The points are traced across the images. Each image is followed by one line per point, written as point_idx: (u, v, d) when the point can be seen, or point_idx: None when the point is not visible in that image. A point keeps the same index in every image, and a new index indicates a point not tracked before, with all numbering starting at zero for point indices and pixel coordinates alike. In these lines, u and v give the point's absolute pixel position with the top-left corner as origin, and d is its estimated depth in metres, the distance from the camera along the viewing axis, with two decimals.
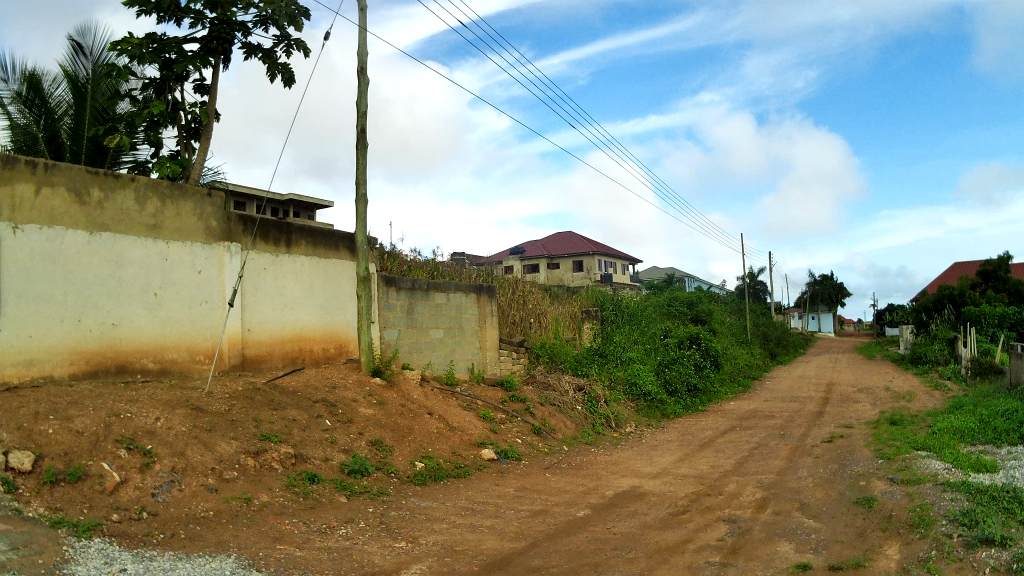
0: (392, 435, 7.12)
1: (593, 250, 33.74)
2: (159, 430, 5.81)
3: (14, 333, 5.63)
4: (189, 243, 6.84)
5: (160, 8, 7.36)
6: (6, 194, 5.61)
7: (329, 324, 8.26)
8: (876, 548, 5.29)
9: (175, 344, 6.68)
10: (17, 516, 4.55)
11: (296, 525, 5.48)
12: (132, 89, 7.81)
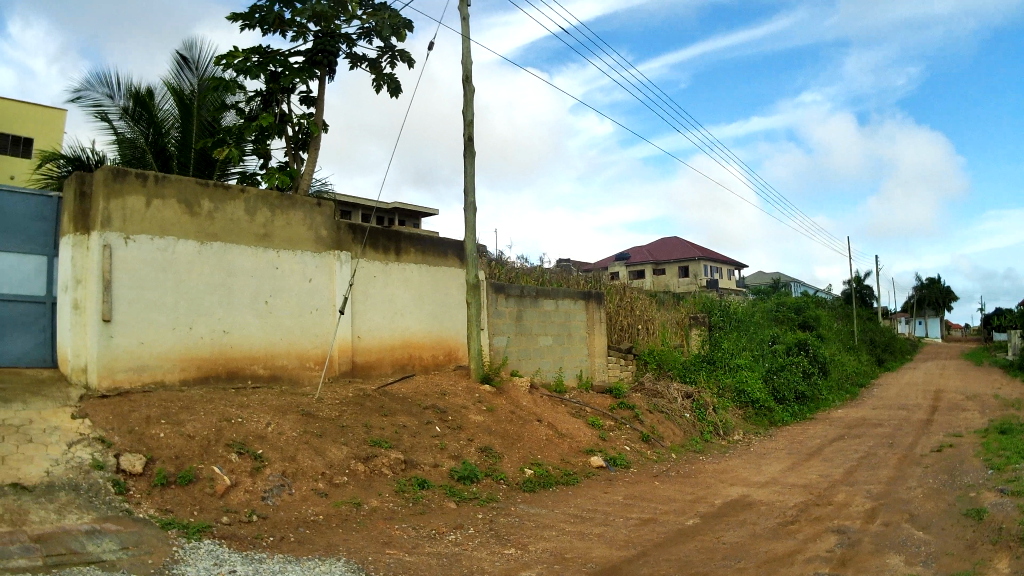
0: (502, 442, 7.11)
1: (699, 256, 33.30)
2: (270, 435, 5.90)
3: (126, 340, 5.85)
4: (300, 252, 6.94)
5: (264, 21, 7.22)
6: (118, 207, 5.82)
7: (438, 332, 8.29)
8: (986, 561, 5.06)
9: (286, 351, 6.78)
10: (126, 517, 4.79)
11: (406, 530, 5.49)
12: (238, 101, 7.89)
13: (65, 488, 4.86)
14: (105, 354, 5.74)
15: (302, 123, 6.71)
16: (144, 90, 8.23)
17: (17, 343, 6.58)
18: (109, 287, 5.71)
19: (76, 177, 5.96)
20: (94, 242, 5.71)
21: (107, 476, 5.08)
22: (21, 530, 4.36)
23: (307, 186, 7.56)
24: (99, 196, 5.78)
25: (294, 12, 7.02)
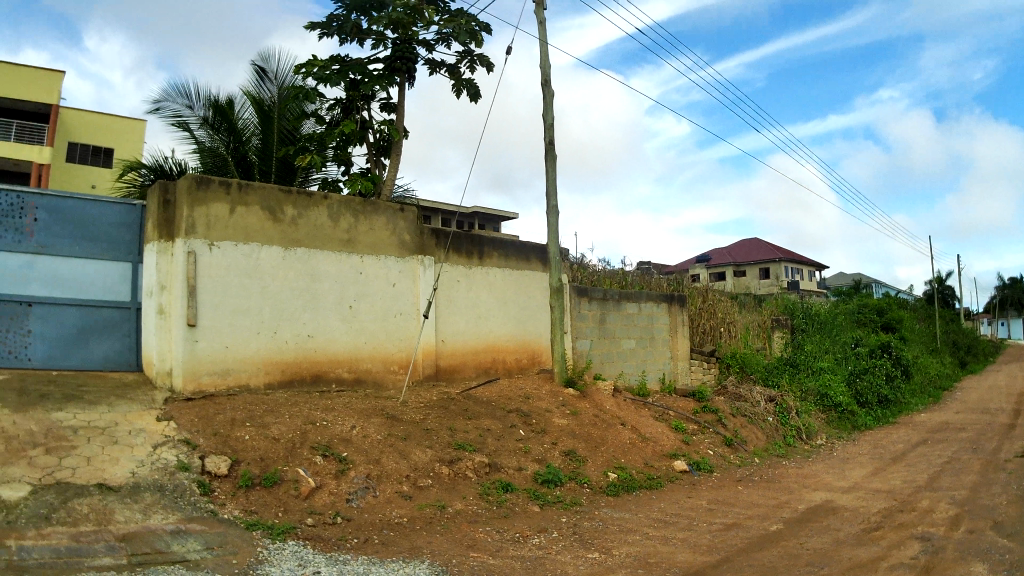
0: (586, 445, 7.09)
1: (780, 256, 32.83)
2: (355, 438, 5.95)
3: (211, 344, 5.95)
4: (383, 257, 7.00)
5: (341, 30, 7.10)
6: (201, 214, 5.92)
7: (522, 335, 8.30)
8: None
9: (370, 355, 6.84)
10: (210, 517, 4.93)
11: (489, 533, 5.50)
12: (319, 109, 7.98)
13: (150, 488, 5.03)
14: (190, 359, 5.84)
15: (383, 130, 6.76)
16: (223, 100, 8.38)
17: (102, 347, 6.75)
18: (194, 293, 5.82)
19: (160, 187, 6.10)
20: (179, 248, 5.81)
21: (192, 477, 5.23)
22: (107, 530, 4.57)
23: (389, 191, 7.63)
24: (183, 204, 5.89)
25: (372, 21, 6.96)
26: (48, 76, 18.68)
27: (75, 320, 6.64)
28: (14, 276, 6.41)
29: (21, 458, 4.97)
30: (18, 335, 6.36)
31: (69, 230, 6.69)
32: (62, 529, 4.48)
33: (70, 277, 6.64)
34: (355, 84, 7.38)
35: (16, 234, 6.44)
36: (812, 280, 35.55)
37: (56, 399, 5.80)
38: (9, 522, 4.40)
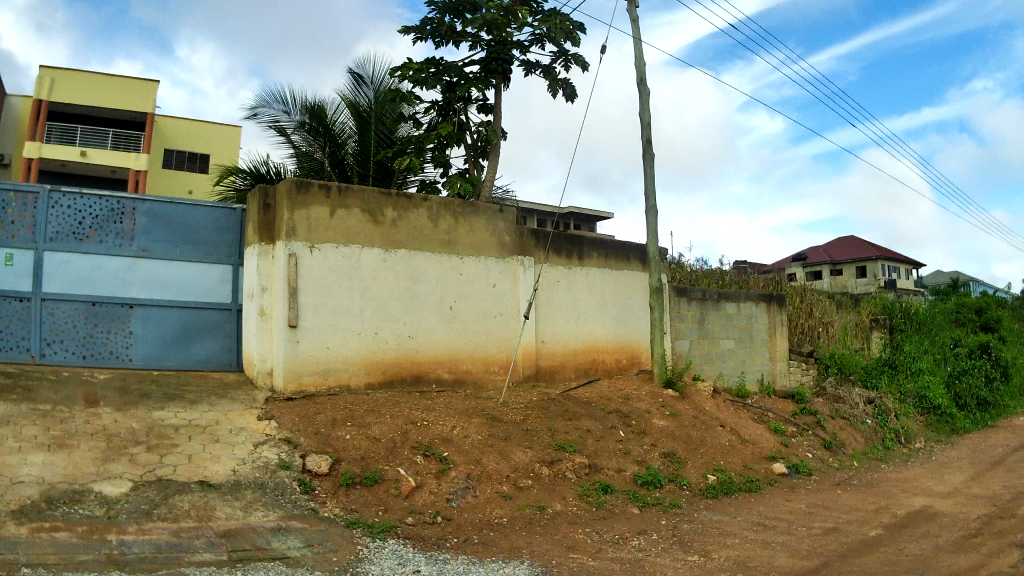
0: (685, 447, 7.03)
1: (877, 254, 32.04)
2: (456, 438, 5.97)
3: (313, 345, 6.05)
4: (483, 258, 7.03)
5: (436, 33, 7.13)
6: (302, 218, 6.02)
7: (623, 336, 8.25)
8: None
9: (470, 355, 6.87)
10: (312, 515, 5.02)
11: (589, 534, 5.46)
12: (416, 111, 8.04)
13: (252, 486, 5.18)
14: (291, 359, 5.95)
15: (481, 131, 6.78)
16: (319, 104, 8.48)
17: (203, 348, 6.91)
18: (295, 295, 5.92)
19: (259, 189, 6.18)
20: (281, 251, 5.93)
21: (293, 476, 5.33)
22: (209, 526, 4.71)
23: (488, 192, 7.67)
24: (284, 207, 6.00)
25: (466, 23, 6.96)
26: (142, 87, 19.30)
27: (176, 321, 6.82)
28: (117, 279, 6.63)
29: (124, 455, 5.32)
30: (121, 336, 6.59)
31: (170, 234, 6.87)
32: (164, 525, 4.65)
33: (171, 279, 6.83)
34: (451, 86, 7.42)
35: (118, 238, 6.66)
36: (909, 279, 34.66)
37: (159, 398, 6.07)
38: (112, 517, 4.63)
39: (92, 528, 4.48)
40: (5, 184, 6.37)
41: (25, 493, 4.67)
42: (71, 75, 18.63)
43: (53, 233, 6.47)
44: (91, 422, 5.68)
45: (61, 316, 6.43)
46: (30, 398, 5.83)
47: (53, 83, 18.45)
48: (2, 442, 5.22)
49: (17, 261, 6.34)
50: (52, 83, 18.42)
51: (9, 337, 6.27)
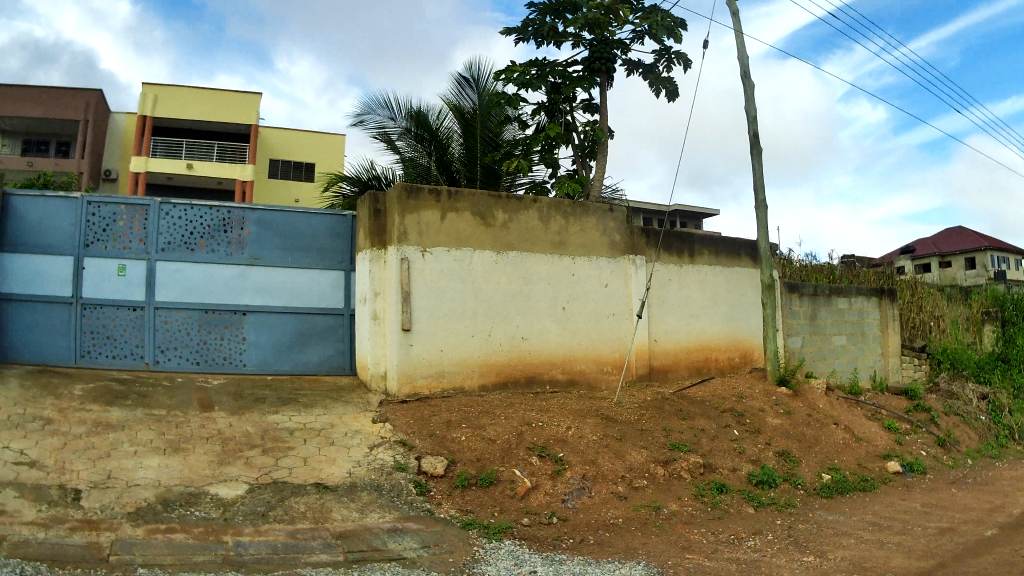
0: (799, 446, 6.88)
1: (987, 244, 31.02)
2: (571, 438, 5.93)
3: (427, 347, 6.08)
4: (595, 258, 6.98)
5: (538, 34, 7.11)
6: (413, 222, 6.06)
7: (736, 334, 8.13)
8: None
9: (584, 356, 6.82)
10: (428, 516, 5.00)
11: (705, 535, 5.29)
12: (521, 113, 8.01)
13: (367, 488, 5.19)
14: (405, 362, 5.99)
15: (589, 130, 6.75)
16: (423, 110, 8.54)
17: (316, 353, 7.00)
18: (408, 299, 5.95)
19: (370, 196, 6.27)
20: (392, 256, 5.98)
21: (409, 477, 5.34)
22: (324, 528, 4.71)
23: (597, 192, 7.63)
24: (394, 211, 6.04)
25: (568, 23, 6.95)
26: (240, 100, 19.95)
27: (289, 326, 6.93)
28: (229, 287, 6.80)
29: (240, 458, 5.40)
30: (234, 343, 6.76)
31: (281, 241, 6.98)
32: (279, 526, 4.67)
33: (284, 286, 6.94)
34: (555, 86, 7.38)
35: (230, 247, 6.83)
36: (1017, 270, 33.46)
37: (273, 402, 6.18)
38: (228, 519, 4.67)
39: (208, 529, 4.52)
40: (117, 198, 6.66)
41: (142, 496, 4.79)
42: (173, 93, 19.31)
43: (165, 243, 6.71)
44: (207, 426, 5.80)
45: (174, 323, 6.66)
46: (146, 403, 6.05)
47: (156, 99, 19.15)
48: (121, 447, 5.38)
49: (131, 272, 6.62)
50: (155, 99, 19.12)
51: (124, 345, 6.56)
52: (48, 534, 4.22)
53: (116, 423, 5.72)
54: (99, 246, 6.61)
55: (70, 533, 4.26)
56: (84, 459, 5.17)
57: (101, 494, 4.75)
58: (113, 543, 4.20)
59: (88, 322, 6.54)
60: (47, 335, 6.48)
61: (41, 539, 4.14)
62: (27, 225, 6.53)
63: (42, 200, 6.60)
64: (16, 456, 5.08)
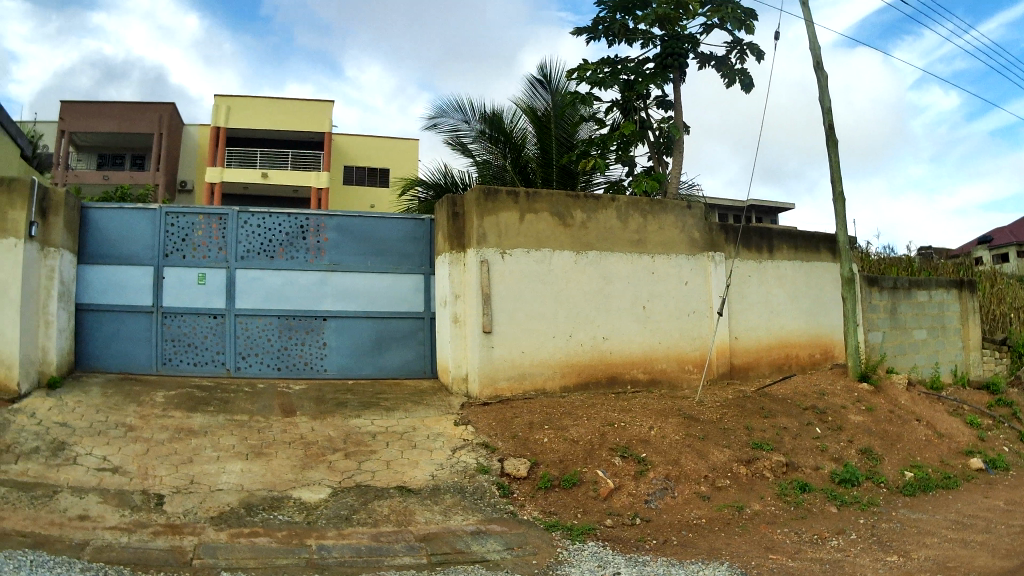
0: (881, 443, 6.77)
1: None
2: (654, 439, 5.89)
3: (508, 349, 6.21)
4: (675, 256, 6.95)
5: (609, 32, 7.32)
6: (491, 224, 6.19)
7: (817, 330, 8.03)
8: None
9: (665, 355, 6.83)
10: (511, 518, 4.99)
11: (788, 535, 5.15)
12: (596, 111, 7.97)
13: (451, 490, 5.22)
14: (486, 364, 6.13)
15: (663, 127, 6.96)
16: (497, 112, 8.63)
17: (398, 357, 7.04)
18: (488, 301, 6.09)
19: (448, 200, 6.43)
20: (472, 258, 6.12)
21: (492, 479, 5.37)
22: (408, 531, 4.71)
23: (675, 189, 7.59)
24: (473, 214, 6.18)
25: (639, 20, 7.14)
26: (302, 108, 20.26)
27: (370, 331, 6.99)
28: (309, 293, 6.89)
29: (322, 462, 5.46)
30: (315, 348, 6.86)
31: (361, 246, 7.04)
32: (363, 529, 4.67)
33: (364, 290, 6.99)
34: (629, 83, 7.39)
35: (309, 254, 6.92)
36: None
37: (355, 406, 6.27)
38: (311, 523, 4.69)
39: (291, 533, 4.53)
40: (196, 208, 6.81)
41: (225, 501, 4.85)
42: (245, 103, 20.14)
43: (244, 252, 6.84)
44: (289, 431, 5.88)
45: (255, 330, 6.79)
46: (228, 409, 6.16)
47: (228, 110, 19.99)
48: (203, 452, 5.47)
49: (210, 280, 6.78)
50: (227, 109, 19.98)
51: (205, 352, 6.73)
52: (132, 539, 4.26)
53: (198, 428, 5.82)
54: (179, 256, 6.79)
55: (153, 537, 4.31)
56: (167, 464, 5.27)
57: (184, 499, 4.82)
58: (196, 547, 4.22)
59: (169, 331, 6.73)
60: (130, 343, 6.70)
61: (125, 544, 4.18)
62: (109, 238, 6.75)
63: (123, 212, 6.80)
64: (100, 462, 5.21)
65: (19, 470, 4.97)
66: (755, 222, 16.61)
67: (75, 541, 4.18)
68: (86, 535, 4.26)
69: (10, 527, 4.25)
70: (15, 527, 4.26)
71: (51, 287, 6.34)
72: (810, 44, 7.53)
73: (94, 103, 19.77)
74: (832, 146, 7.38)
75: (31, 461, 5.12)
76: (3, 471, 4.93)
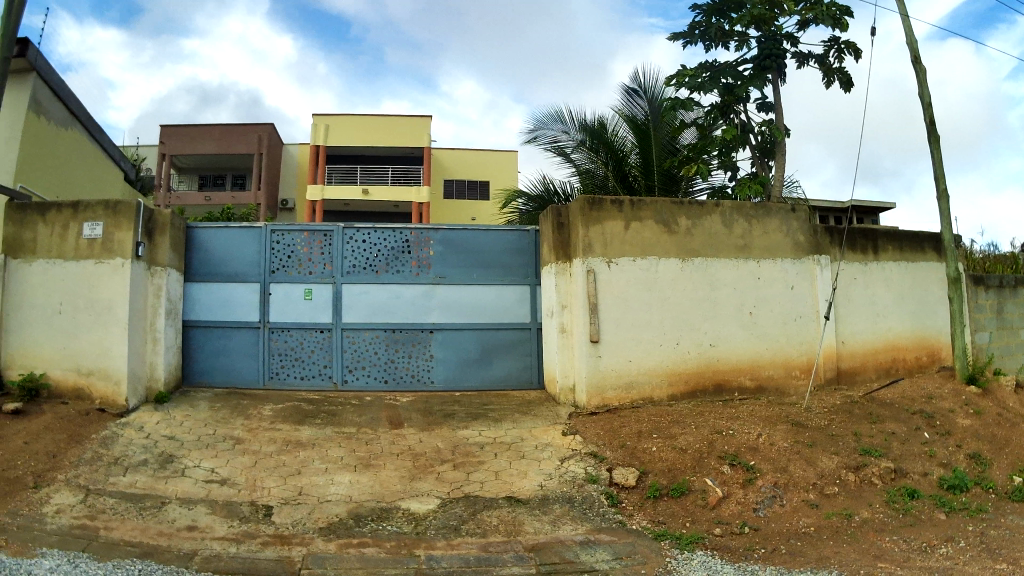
0: (991, 447, 6.37)
1: None
2: (762, 446, 5.73)
3: (615, 359, 6.33)
4: (781, 260, 6.87)
5: (706, 36, 7.34)
6: (597, 233, 6.36)
7: (923, 331, 7.83)
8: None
9: (772, 361, 6.76)
10: (620, 528, 4.90)
11: (897, 543, 4.69)
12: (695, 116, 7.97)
13: (559, 500, 5.20)
14: (595, 374, 6.27)
15: (765, 130, 7.21)
16: (597, 121, 8.70)
17: (504, 367, 7.06)
18: (595, 310, 6.25)
19: (553, 211, 6.63)
20: (579, 268, 6.30)
21: (601, 489, 5.34)
22: (517, 541, 4.66)
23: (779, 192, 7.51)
24: (579, 224, 6.37)
25: (734, 22, 7.12)
26: (390, 121, 20.61)
27: (476, 343, 7.03)
28: (415, 306, 6.97)
29: (431, 473, 5.51)
30: (422, 360, 6.95)
31: (465, 259, 7.09)
32: (472, 540, 4.65)
33: (469, 303, 7.04)
34: (727, 87, 7.39)
35: (414, 268, 7.01)
36: None
37: (462, 418, 6.38)
38: (420, 533, 4.71)
39: (400, 543, 4.54)
40: (300, 225, 6.96)
41: (333, 512, 4.92)
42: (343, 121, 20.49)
43: (349, 267, 6.96)
44: (397, 442, 5.95)
45: (362, 343, 6.91)
46: (335, 422, 6.26)
47: (328, 129, 20.36)
48: (312, 464, 5.56)
49: (317, 295, 6.91)
50: (327, 129, 20.35)
51: (312, 366, 6.87)
52: (240, 549, 4.33)
53: (306, 441, 5.92)
54: (284, 272, 6.93)
55: (262, 547, 4.37)
56: (274, 476, 5.37)
57: (292, 510, 4.90)
58: (306, 557, 4.26)
59: (276, 346, 6.89)
60: (238, 358, 6.88)
61: (234, 554, 4.26)
62: (217, 256, 6.96)
63: (230, 231, 6.99)
64: (208, 474, 5.33)
65: (128, 482, 5.13)
66: (855, 221, 16.09)
67: (183, 550, 4.27)
68: (194, 545, 4.35)
69: (119, 537, 4.38)
70: (124, 537, 4.38)
71: (158, 305, 6.53)
72: (907, 38, 7.37)
73: (194, 126, 20.34)
74: (934, 142, 7.20)
75: (140, 472, 5.28)
76: (114, 483, 5.10)
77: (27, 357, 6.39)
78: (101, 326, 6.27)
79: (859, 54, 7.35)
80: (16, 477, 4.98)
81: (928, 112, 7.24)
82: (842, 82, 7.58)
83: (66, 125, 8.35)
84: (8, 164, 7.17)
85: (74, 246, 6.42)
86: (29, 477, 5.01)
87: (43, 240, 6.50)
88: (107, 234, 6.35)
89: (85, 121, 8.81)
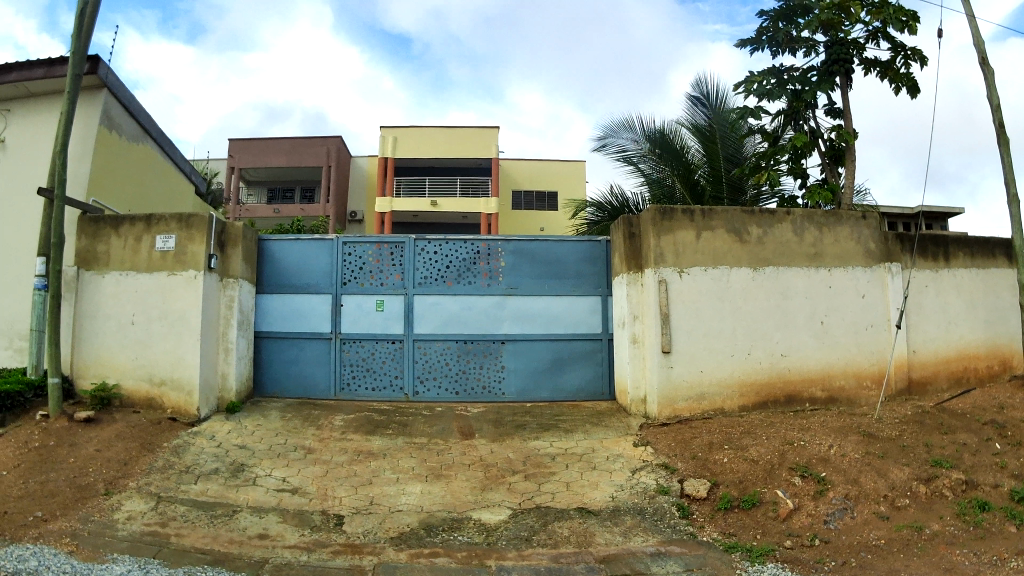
0: None
1: None
2: (834, 457, 5.65)
3: (687, 369, 6.37)
4: (852, 268, 6.79)
5: (773, 41, 7.33)
6: (669, 243, 6.43)
7: (995, 339, 7.66)
8: None
9: (843, 371, 6.68)
10: (690, 539, 4.88)
11: (968, 556, 4.56)
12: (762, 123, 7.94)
13: (630, 512, 5.20)
14: (666, 384, 6.33)
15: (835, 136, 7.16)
16: (664, 130, 8.71)
17: (575, 378, 7.08)
18: (667, 320, 6.32)
19: (624, 222, 6.71)
20: (651, 278, 6.39)
21: (672, 501, 5.33)
22: (588, 552, 4.66)
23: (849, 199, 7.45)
24: (650, 234, 6.45)
25: (802, 28, 7.09)
26: (453, 133, 20.76)
27: (547, 354, 7.06)
28: (487, 316, 7.04)
29: (502, 484, 5.55)
30: (493, 371, 7.00)
31: (536, 269, 7.12)
32: (543, 550, 4.67)
33: (540, 314, 7.08)
34: (796, 94, 7.35)
35: (485, 279, 7.07)
36: None
37: (533, 429, 6.43)
38: (490, 544, 4.74)
39: (471, 554, 4.58)
40: (371, 238, 7.08)
41: (404, 521, 4.97)
42: (412, 133, 20.73)
43: (421, 279, 7.06)
44: (467, 453, 6.01)
45: (433, 354, 6.99)
46: (406, 432, 6.33)
47: (396, 141, 20.62)
48: (383, 474, 5.63)
49: (389, 306, 7.01)
50: (394, 141, 20.61)
51: (384, 377, 6.97)
52: (310, 557, 4.41)
53: (377, 451, 6.00)
54: (356, 284, 7.05)
55: (332, 556, 4.44)
56: (345, 486, 5.45)
57: (363, 519, 4.97)
58: (376, 566, 4.32)
59: (349, 357, 7.00)
60: (312, 368, 7.00)
61: (304, 562, 4.34)
62: (292, 268, 7.10)
63: (303, 243, 7.13)
64: (279, 483, 5.43)
65: (199, 490, 5.25)
66: (926, 228, 15.93)
67: (254, 558, 4.36)
68: (264, 553, 4.43)
69: (191, 544, 4.48)
70: (195, 544, 4.49)
71: (231, 316, 6.69)
72: (974, 41, 7.26)
73: (261, 139, 20.71)
74: (1005, 145, 7.08)
75: (212, 481, 5.39)
76: (185, 490, 5.22)
77: (99, 367, 6.52)
78: (175, 335, 6.42)
79: (926, 62, 7.27)
80: (89, 484, 5.13)
81: (1000, 115, 7.11)
82: (910, 88, 7.50)
83: (137, 141, 8.56)
84: (82, 179, 7.35)
85: (147, 258, 6.58)
86: (101, 485, 5.14)
87: (115, 252, 6.64)
88: (179, 246, 6.51)
89: (155, 137, 9.02)
